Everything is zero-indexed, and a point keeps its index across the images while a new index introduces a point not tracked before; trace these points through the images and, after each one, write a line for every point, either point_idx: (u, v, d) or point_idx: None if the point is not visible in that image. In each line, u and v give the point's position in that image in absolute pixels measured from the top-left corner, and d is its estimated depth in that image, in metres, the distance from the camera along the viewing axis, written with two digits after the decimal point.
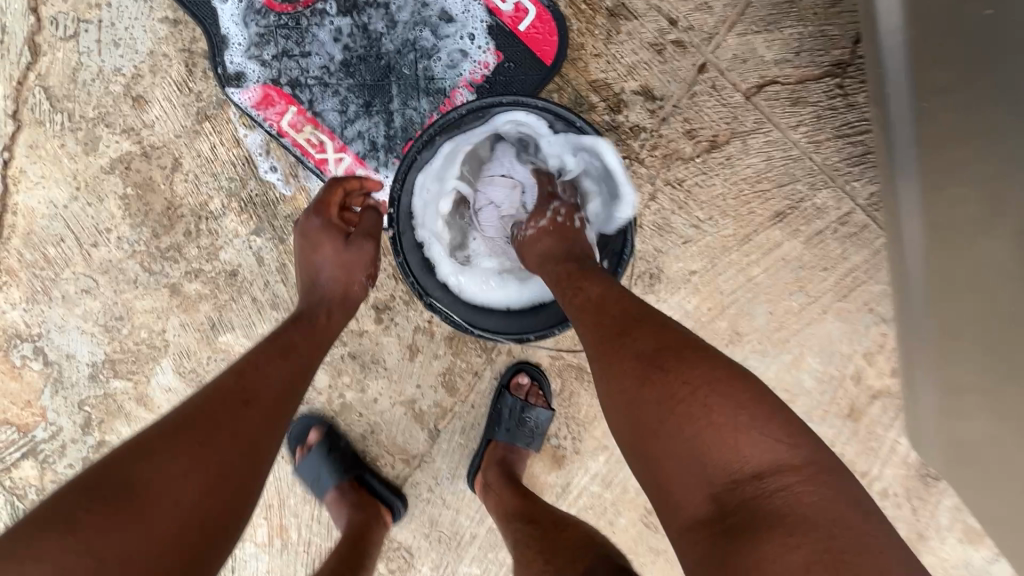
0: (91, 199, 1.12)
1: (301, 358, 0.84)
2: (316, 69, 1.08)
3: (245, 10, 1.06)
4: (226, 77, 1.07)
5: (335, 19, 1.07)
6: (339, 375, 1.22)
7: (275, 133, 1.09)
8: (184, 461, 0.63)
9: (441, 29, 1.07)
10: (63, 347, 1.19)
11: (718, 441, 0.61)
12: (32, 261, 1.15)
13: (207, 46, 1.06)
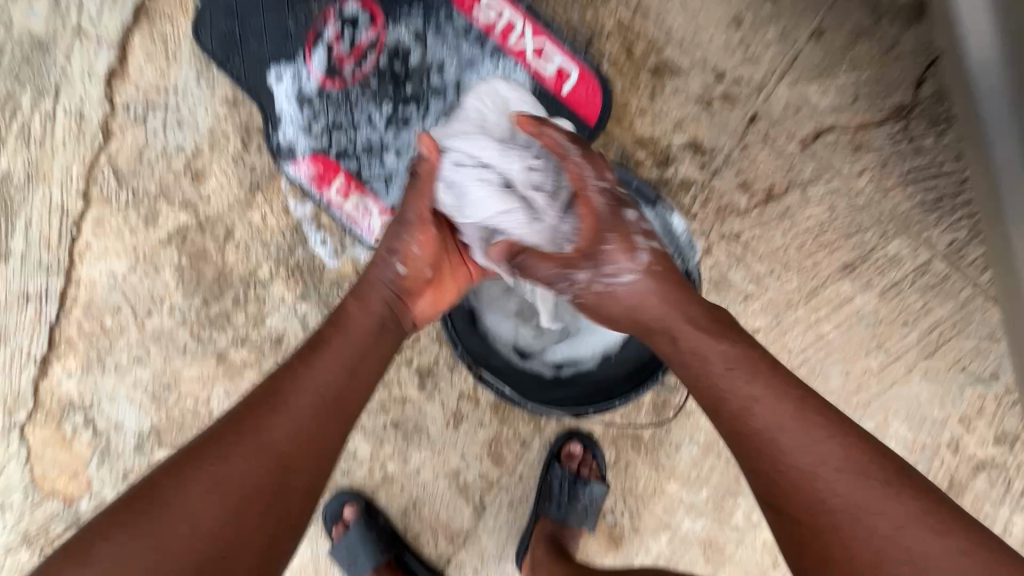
0: (149, 269, 1.16)
1: (343, 354, 0.78)
2: (364, 139, 1.10)
3: (298, 87, 1.09)
4: (278, 150, 1.10)
5: (383, 92, 1.09)
6: (381, 445, 1.17)
7: (323, 202, 1.11)
8: (205, 484, 0.65)
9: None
10: (112, 416, 1.19)
11: (820, 473, 0.63)
12: (90, 331, 1.18)
13: (263, 123, 1.10)
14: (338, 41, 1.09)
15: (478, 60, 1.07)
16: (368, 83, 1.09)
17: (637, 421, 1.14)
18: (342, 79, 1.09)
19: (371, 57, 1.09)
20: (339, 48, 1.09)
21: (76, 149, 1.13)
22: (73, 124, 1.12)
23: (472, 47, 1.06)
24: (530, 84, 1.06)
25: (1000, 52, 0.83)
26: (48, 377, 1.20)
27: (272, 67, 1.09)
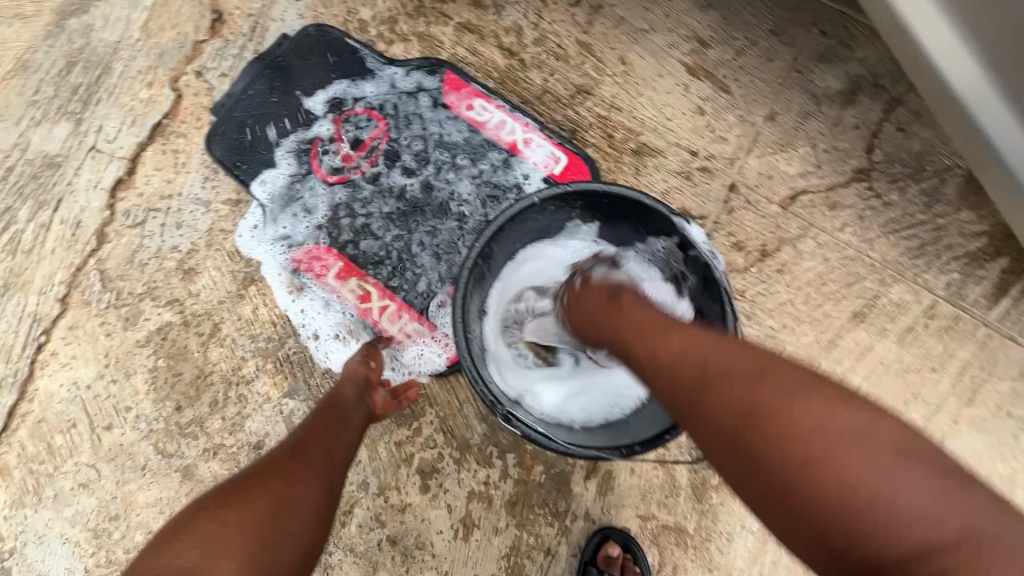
0: (119, 376, 1.05)
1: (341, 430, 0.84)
2: (363, 224, 1.11)
3: (297, 180, 1.14)
4: (277, 242, 1.10)
5: (382, 180, 1.13)
6: (375, 571, 0.96)
7: (319, 288, 1.08)
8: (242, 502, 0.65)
9: (482, 179, 1.13)
10: (39, 564, 0.97)
11: (825, 465, 0.45)
12: (32, 454, 1.01)
13: (263, 218, 1.12)
14: (338, 139, 1.15)
15: (471, 150, 1.15)
16: (366, 174, 1.14)
17: (679, 511, 0.98)
18: (342, 171, 1.14)
19: (370, 152, 1.15)
20: (342, 145, 1.15)
21: (65, 255, 1.10)
22: (67, 232, 1.11)
23: (466, 138, 1.15)
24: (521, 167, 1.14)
25: (976, 46, 0.78)
26: None
27: (273, 163, 1.14)
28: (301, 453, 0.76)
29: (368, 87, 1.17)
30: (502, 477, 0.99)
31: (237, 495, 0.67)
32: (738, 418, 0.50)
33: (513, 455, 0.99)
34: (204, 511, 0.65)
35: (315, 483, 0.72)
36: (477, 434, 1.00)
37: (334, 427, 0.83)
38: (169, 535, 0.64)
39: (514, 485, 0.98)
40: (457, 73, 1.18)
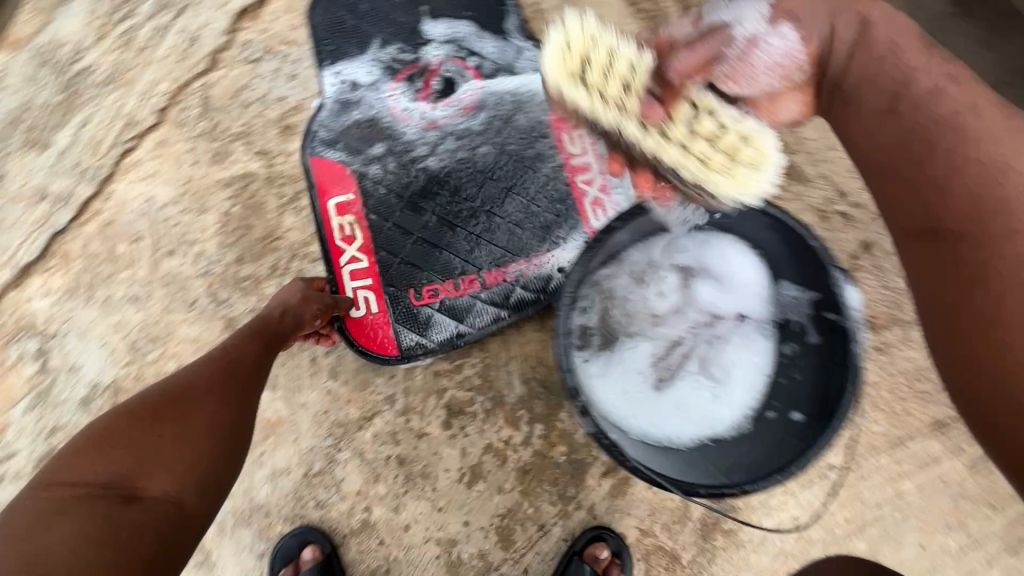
0: (192, 208, 1.03)
1: (273, 333, 0.82)
2: (389, 180, 0.99)
3: (370, 87, 1.02)
4: (313, 139, 1.00)
5: (433, 147, 1.00)
6: (375, 482, 0.96)
7: (320, 215, 0.98)
8: (166, 426, 0.64)
9: (527, 211, 0.98)
10: (72, 355, 0.99)
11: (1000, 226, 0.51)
12: (94, 252, 1.02)
13: (318, 107, 1.02)
14: (428, 78, 1.02)
15: (535, 165, 0.99)
16: (422, 127, 1.00)
17: (680, 538, 0.96)
18: (409, 112, 1.01)
19: (445, 109, 1.01)
20: (427, 86, 1.02)
21: (173, 67, 1.06)
22: (182, 44, 1.06)
23: (540, 159, 0.99)
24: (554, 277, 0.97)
25: None
26: (19, 290, 1.01)
27: (358, 59, 1.03)
28: (234, 370, 0.73)
29: (490, 45, 1.03)
30: (524, 442, 0.97)
31: (161, 413, 0.64)
32: (951, 266, 0.54)
33: (541, 426, 0.98)
34: (127, 422, 0.63)
35: (240, 399, 0.71)
36: (514, 393, 0.98)
37: (262, 346, 0.79)
38: (88, 438, 0.63)
39: (532, 454, 0.97)
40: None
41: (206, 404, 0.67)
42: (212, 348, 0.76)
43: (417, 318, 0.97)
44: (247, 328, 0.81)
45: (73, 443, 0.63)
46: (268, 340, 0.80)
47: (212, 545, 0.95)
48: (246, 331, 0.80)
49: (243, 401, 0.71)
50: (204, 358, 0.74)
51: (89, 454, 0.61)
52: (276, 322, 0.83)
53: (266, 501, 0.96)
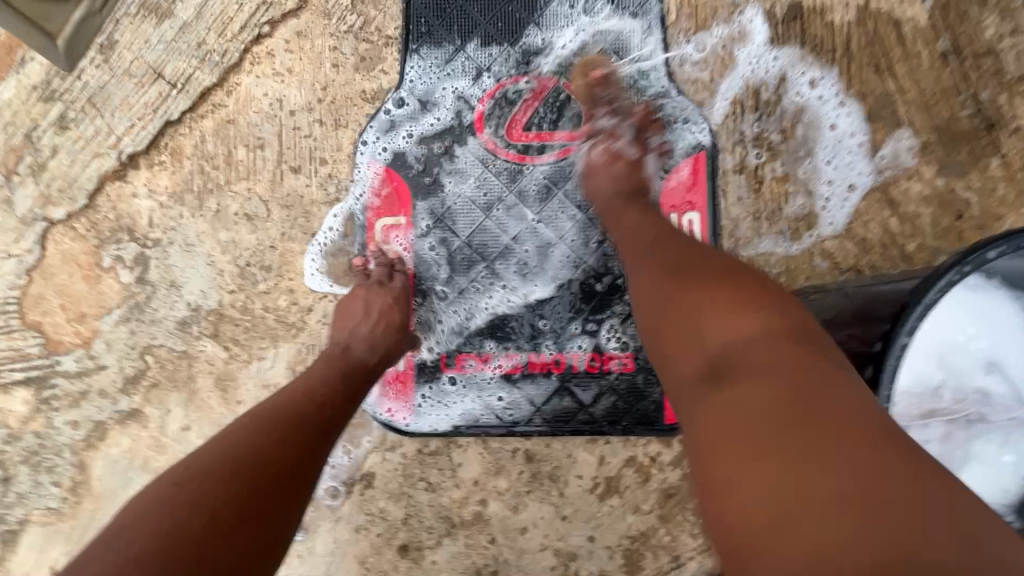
0: (327, 119, 0.86)
1: (345, 380, 0.70)
2: (449, 208, 0.85)
3: (456, 93, 0.85)
4: (378, 128, 0.86)
5: (504, 193, 0.85)
6: (496, 474, 0.84)
7: (363, 230, 0.86)
8: (229, 512, 0.52)
9: (592, 293, 0.84)
10: (174, 270, 0.86)
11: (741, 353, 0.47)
12: (209, 154, 0.86)
13: (397, 89, 0.86)
14: (523, 100, 0.85)
15: None
16: (504, 156, 0.85)
17: None
18: (491, 135, 0.85)
19: (533, 146, 0.85)
20: (520, 114, 0.85)
21: None
22: None
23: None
24: (601, 381, 0.84)
25: None
26: (120, 184, 0.87)
27: (452, 56, 0.86)
28: (303, 433, 0.61)
29: (618, 79, 0.85)
30: (673, 462, 0.84)
31: (244, 510, 0.52)
32: (744, 450, 0.42)
33: None
34: (203, 522, 0.50)
35: (313, 489, 0.59)
36: (671, 405, 0.84)
37: (339, 409, 0.67)
38: (159, 525, 0.50)
39: (679, 478, 0.84)
40: (713, 164, 0.84)
41: (287, 508, 0.55)
42: (268, 414, 0.61)
43: (441, 391, 0.85)
44: (306, 387, 0.67)
45: (121, 529, 0.50)
46: (347, 400, 0.69)
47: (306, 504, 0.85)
48: (321, 390, 0.67)
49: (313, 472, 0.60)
50: (274, 424, 0.60)
51: (152, 534, 0.49)
52: (365, 369, 0.73)
53: (372, 471, 0.85)
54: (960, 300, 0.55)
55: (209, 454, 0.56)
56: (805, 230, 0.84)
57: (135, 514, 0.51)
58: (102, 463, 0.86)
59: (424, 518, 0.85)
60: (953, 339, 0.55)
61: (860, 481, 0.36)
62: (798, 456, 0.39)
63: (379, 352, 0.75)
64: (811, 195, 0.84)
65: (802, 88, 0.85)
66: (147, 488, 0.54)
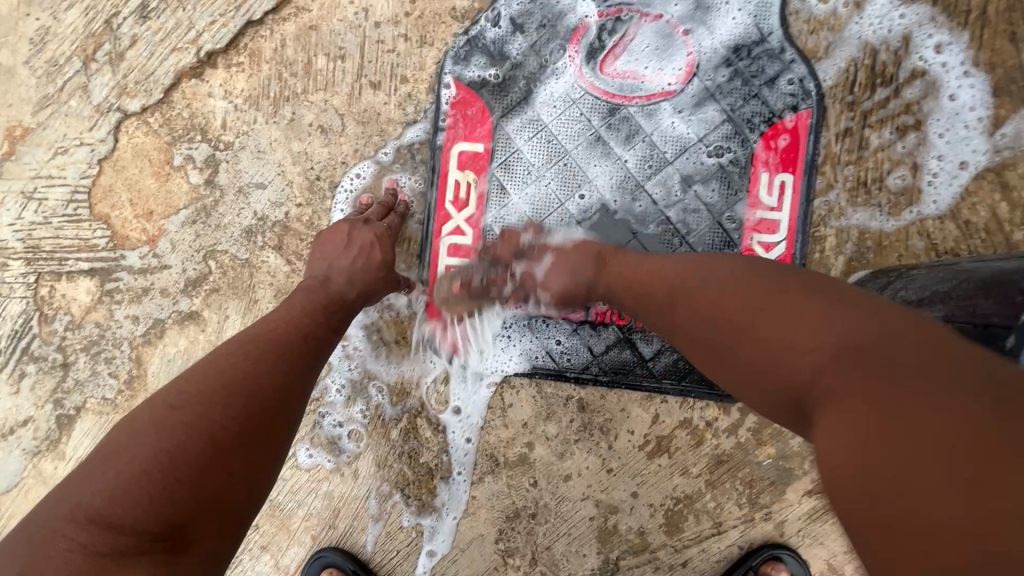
0: (413, 35, 0.82)
1: (324, 316, 0.68)
2: (529, 140, 0.82)
3: (552, 18, 0.81)
4: (465, 47, 0.81)
5: (590, 130, 0.81)
6: (546, 419, 0.83)
7: (436, 153, 0.82)
8: (213, 424, 0.51)
9: (669, 245, 0.80)
10: (243, 176, 0.84)
11: (779, 347, 0.44)
12: (288, 60, 0.84)
13: (490, 8, 0.81)
14: (622, 33, 0.80)
15: (711, 187, 0.80)
16: (594, 92, 0.81)
17: None
18: (583, 68, 0.81)
19: (625, 83, 0.80)
20: (616, 48, 0.80)
21: None
22: None
23: (716, 188, 0.80)
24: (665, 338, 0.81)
25: None
26: (196, 82, 0.85)
27: None
28: (286, 357, 0.60)
29: (728, 20, 0.79)
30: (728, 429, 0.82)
31: (241, 434, 0.52)
32: (856, 421, 0.36)
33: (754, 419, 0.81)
34: (201, 446, 0.49)
35: (300, 410, 0.58)
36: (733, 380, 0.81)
37: (323, 340, 0.66)
38: (157, 447, 0.49)
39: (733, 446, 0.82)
40: (818, 124, 0.79)
41: (279, 433, 0.55)
42: (255, 342, 0.60)
43: (501, 328, 0.83)
44: (287, 319, 0.65)
45: (113, 450, 0.49)
46: (331, 331, 0.67)
47: (350, 425, 0.86)
48: (306, 321, 0.66)
49: (295, 390, 0.58)
50: (261, 352, 0.59)
51: (134, 450, 0.49)
52: (344, 304, 0.71)
53: (422, 401, 0.85)
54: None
55: (186, 380, 0.55)
56: (905, 205, 0.78)
57: (123, 437, 0.50)
58: (158, 360, 0.87)
59: (464, 454, 0.85)
60: None
61: (937, 400, 0.34)
62: (897, 415, 0.35)
63: (358, 287, 0.73)
64: (917, 169, 0.78)
65: (927, 52, 0.78)
66: (136, 411, 0.53)
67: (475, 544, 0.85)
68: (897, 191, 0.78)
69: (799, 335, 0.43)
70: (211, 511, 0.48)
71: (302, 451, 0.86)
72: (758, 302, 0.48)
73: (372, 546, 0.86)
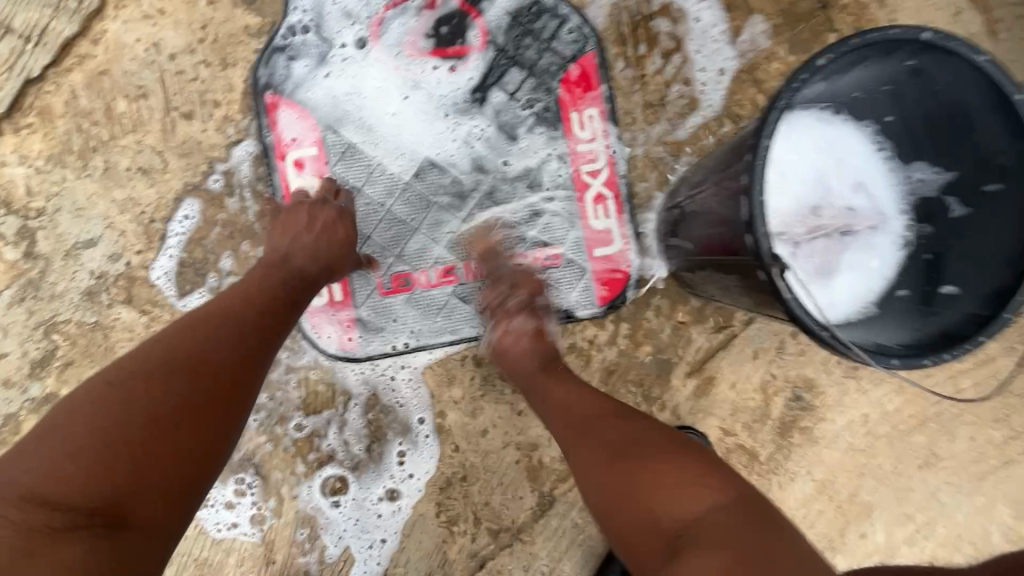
0: (213, 59, 0.83)
1: (276, 288, 0.68)
2: (357, 132, 0.85)
3: (346, 15, 0.85)
4: (270, 59, 0.83)
5: (413, 113, 0.86)
6: (449, 385, 0.87)
7: (271, 163, 0.83)
8: (151, 403, 0.53)
9: (513, 197, 0.88)
10: (68, 239, 0.80)
11: (666, 505, 0.54)
12: (84, 110, 0.80)
13: (283, 17, 0.83)
14: (416, 19, 0.86)
15: (533, 136, 0.89)
16: (404, 75, 0.86)
17: (760, 435, 0.96)
18: (388, 55, 0.86)
19: (433, 62, 0.86)
20: (415, 33, 0.86)
21: None
22: None
23: (537, 136, 0.89)
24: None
25: None
26: None
27: None
28: (233, 332, 0.61)
29: None
30: (609, 341, 0.91)
31: (176, 413, 0.53)
32: None
33: (627, 326, 0.92)
34: (135, 422, 0.51)
35: (253, 383, 0.60)
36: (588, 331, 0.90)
37: (279, 313, 0.66)
38: (93, 423, 0.51)
39: (617, 354, 0.92)
40: (603, 62, 0.91)
41: (222, 410, 0.56)
42: (206, 319, 0.61)
43: (382, 315, 0.87)
44: (244, 292, 0.66)
45: (54, 425, 0.51)
46: (289, 306, 0.68)
47: (245, 503, 0.84)
48: (260, 295, 0.66)
49: (240, 365, 0.59)
50: (208, 331, 0.59)
51: (76, 426, 0.51)
52: (304, 278, 0.72)
53: (327, 406, 0.85)
54: (817, 128, 0.70)
55: (134, 354, 0.57)
56: (689, 114, 0.92)
57: (61, 413, 0.52)
58: None
59: (351, 526, 0.86)
60: (796, 184, 0.70)
61: None
62: None
63: (319, 261, 0.73)
64: (688, 83, 0.93)
65: None
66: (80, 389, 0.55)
67: (417, 525, 0.87)
68: (680, 104, 0.92)
69: (710, 501, 0.53)
70: (153, 488, 0.51)
71: (212, 527, 0.83)
72: (678, 474, 0.56)
73: (317, 566, 0.85)
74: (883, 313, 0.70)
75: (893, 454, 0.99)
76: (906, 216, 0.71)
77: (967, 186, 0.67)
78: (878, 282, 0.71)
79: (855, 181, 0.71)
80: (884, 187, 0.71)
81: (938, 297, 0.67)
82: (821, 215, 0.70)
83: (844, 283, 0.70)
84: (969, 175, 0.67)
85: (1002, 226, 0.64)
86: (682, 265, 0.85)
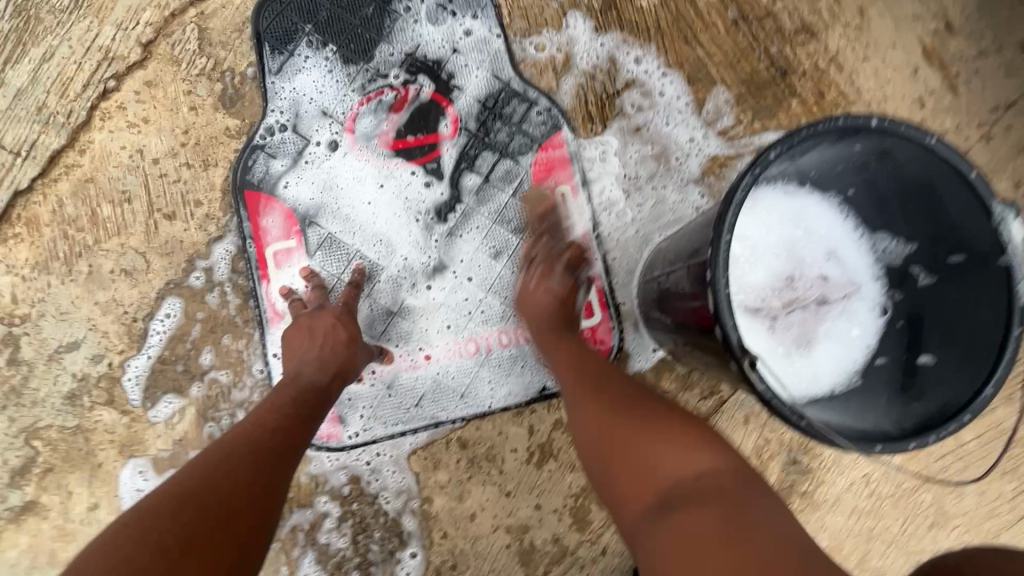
0: (195, 161, 0.86)
1: (285, 408, 0.68)
2: (335, 222, 0.87)
3: (321, 113, 0.88)
4: (250, 159, 0.86)
5: (389, 200, 0.88)
6: (435, 469, 0.86)
7: (251, 257, 0.85)
8: (165, 534, 0.51)
9: (492, 275, 0.89)
10: (52, 344, 0.81)
11: (668, 460, 0.55)
12: (70, 217, 0.83)
13: (262, 120, 0.87)
14: (387, 112, 0.90)
15: (507, 215, 0.91)
16: (377, 166, 0.89)
17: None
18: (361, 146, 0.89)
19: (405, 151, 0.90)
20: (387, 125, 0.90)
21: None
22: None
23: (512, 214, 0.91)
24: (515, 355, 0.88)
25: None
26: None
27: (312, 79, 0.88)
28: (246, 457, 0.60)
29: (473, 78, 0.92)
30: None
31: (191, 541, 0.51)
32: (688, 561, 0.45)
33: None
34: (150, 555, 0.49)
35: (272, 507, 0.58)
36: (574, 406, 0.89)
37: (293, 432, 0.66)
38: (107, 563, 0.48)
39: None
40: (573, 140, 0.94)
41: (239, 535, 0.54)
42: (221, 449, 0.61)
43: (366, 401, 0.86)
44: (257, 416, 0.66)
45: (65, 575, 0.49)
46: (305, 424, 0.68)
47: None
48: (273, 417, 0.66)
49: (257, 488, 0.58)
50: (224, 459, 0.59)
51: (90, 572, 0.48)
52: (317, 391, 0.71)
53: (312, 498, 0.84)
54: (784, 203, 0.71)
55: (149, 496, 0.55)
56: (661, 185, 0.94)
57: (80, 559, 0.50)
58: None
59: None
60: (767, 258, 0.70)
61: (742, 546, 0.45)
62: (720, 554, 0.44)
63: (330, 370, 0.73)
64: (658, 156, 0.95)
65: (631, 66, 0.96)
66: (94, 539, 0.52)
67: None
68: (651, 176, 0.95)
69: (701, 461, 0.54)
70: None
71: None
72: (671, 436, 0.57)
73: None
74: (862, 384, 0.69)
75: (899, 514, 0.96)
76: (879, 283, 0.70)
77: (930, 256, 0.68)
78: (857, 352, 0.70)
79: (827, 250, 0.72)
80: (857, 255, 0.71)
81: (916, 369, 0.66)
82: (795, 288, 0.70)
83: (824, 355, 0.69)
84: (935, 245, 0.67)
85: (975, 297, 0.64)
86: (665, 336, 0.85)
